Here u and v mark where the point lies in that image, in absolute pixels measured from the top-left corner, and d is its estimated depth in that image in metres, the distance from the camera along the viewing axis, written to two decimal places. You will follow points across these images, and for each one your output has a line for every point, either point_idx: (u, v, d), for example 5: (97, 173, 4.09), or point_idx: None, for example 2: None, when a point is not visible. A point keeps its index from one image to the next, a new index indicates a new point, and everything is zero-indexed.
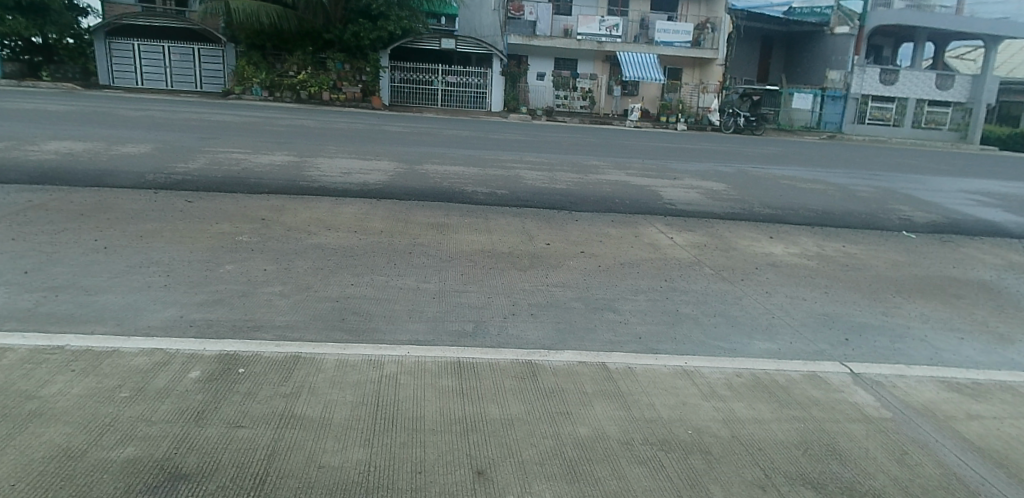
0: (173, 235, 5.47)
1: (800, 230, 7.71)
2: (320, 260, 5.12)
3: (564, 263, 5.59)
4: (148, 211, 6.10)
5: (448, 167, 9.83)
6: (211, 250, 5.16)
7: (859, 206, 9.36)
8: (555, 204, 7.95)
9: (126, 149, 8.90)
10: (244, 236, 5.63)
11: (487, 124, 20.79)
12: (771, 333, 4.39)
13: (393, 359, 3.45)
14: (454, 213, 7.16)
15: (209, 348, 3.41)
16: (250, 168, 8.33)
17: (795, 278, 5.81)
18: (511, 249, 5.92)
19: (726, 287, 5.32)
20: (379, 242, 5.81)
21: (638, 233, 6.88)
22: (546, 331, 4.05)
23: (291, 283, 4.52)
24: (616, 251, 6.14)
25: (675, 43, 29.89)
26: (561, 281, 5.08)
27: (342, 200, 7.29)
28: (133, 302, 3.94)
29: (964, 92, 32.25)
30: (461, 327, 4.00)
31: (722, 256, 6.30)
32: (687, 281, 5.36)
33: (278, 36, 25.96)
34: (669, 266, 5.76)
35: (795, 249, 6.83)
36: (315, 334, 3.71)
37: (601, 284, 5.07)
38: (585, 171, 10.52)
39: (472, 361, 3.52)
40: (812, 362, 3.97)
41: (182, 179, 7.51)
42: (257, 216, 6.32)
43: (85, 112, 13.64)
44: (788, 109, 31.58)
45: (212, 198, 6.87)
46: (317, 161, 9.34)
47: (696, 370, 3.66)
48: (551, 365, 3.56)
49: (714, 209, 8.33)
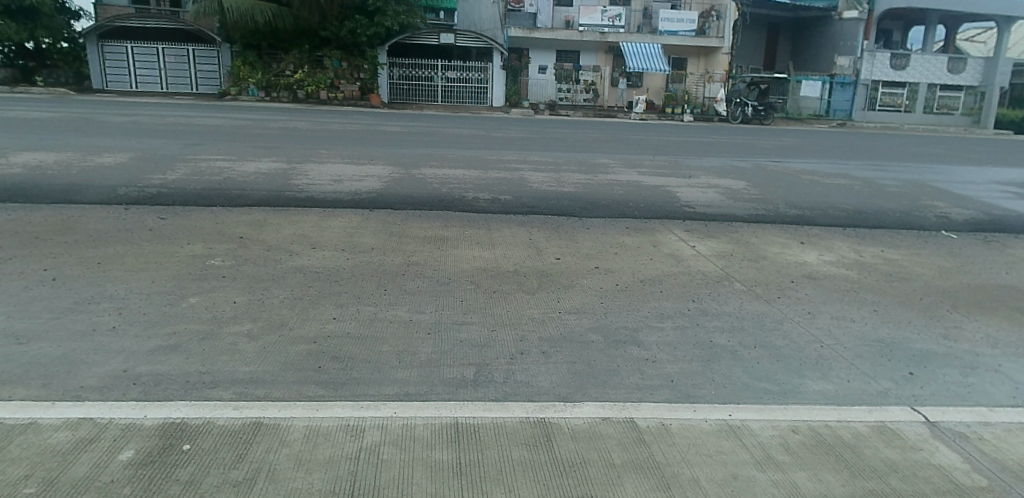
0: (136, 261, 4.85)
1: (831, 233, 7.06)
2: (300, 287, 4.49)
3: (576, 282, 4.94)
4: (113, 232, 5.48)
5: (447, 170, 9.19)
6: (176, 278, 4.53)
7: (890, 203, 8.68)
8: (563, 210, 7.32)
9: (101, 159, 8.31)
10: (217, 259, 5.01)
11: (489, 120, 20.18)
12: (824, 369, 3.74)
13: (376, 424, 2.83)
14: (453, 223, 6.55)
15: (151, 415, 2.79)
16: (233, 178, 7.71)
17: (835, 293, 5.15)
18: (518, 266, 5.27)
19: (762, 307, 4.66)
20: (369, 262, 5.18)
21: (656, 241, 6.25)
22: (560, 376, 3.40)
23: (262, 319, 3.88)
24: (634, 265, 5.47)
25: (679, 32, 29.19)
26: (575, 306, 4.43)
27: (330, 211, 6.66)
28: (71, 352, 3.33)
29: (976, 75, 31.40)
30: (460, 373, 3.36)
31: (751, 268, 5.64)
32: (718, 301, 4.70)
33: (273, 35, 25.26)
34: (695, 282, 5.10)
35: (830, 256, 6.18)
36: (282, 391, 3.07)
37: (620, 309, 4.42)
38: (593, 170, 9.87)
39: (473, 421, 2.91)
40: (879, 409, 3.31)
41: (157, 192, 6.91)
42: (234, 234, 5.70)
43: (68, 118, 13.06)
44: (797, 97, 30.69)
45: (188, 213, 6.25)
46: (307, 167, 8.73)
47: (743, 425, 3.03)
48: (570, 424, 2.93)
49: (736, 211, 7.67)
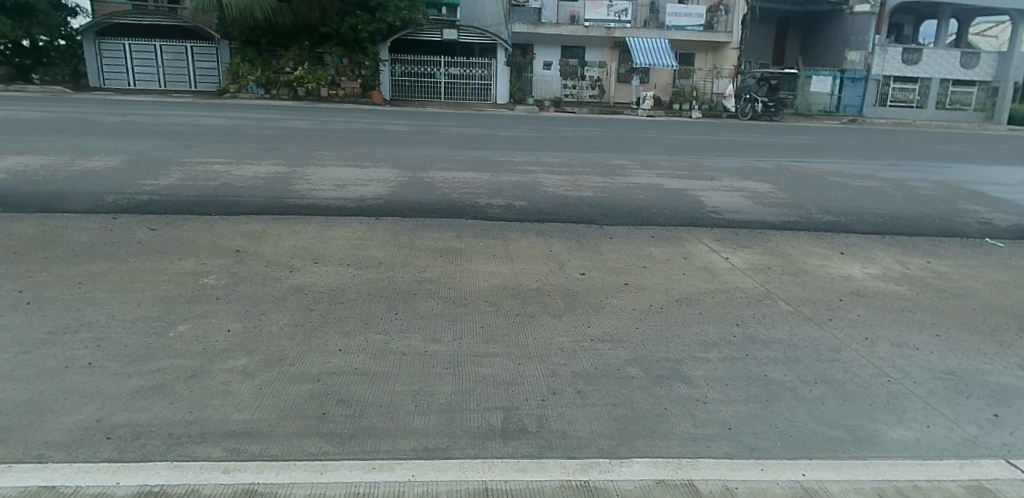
0: (121, 280, 4.40)
1: (869, 242, 6.61)
2: (301, 311, 4.04)
3: (605, 303, 4.48)
4: (97, 246, 5.05)
5: (457, 173, 8.73)
6: (165, 301, 4.08)
7: (926, 207, 8.20)
8: (582, 217, 6.86)
9: (92, 162, 7.90)
10: (212, 277, 4.58)
11: (495, 118, 19.64)
12: (900, 412, 3.26)
13: (389, 493, 2.35)
14: (466, 232, 6.12)
15: (124, 482, 2.32)
16: (230, 182, 7.29)
17: (889, 312, 4.69)
18: (540, 284, 4.81)
19: (815, 333, 4.20)
20: (377, 280, 4.72)
21: (687, 253, 5.80)
22: (599, 423, 2.93)
23: (260, 353, 3.43)
24: (665, 281, 5.02)
25: (687, 26, 28.56)
26: (606, 333, 3.97)
27: (335, 220, 6.23)
28: (37, 397, 2.87)
29: (989, 70, 30.53)
30: (486, 421, 2.90)
31: (794, 284, 5.19)
32: (764, 326, 4.24)
33: (273, 31, 24.81)
34: (735, 302, 4.65)
35: (874, 269, 5.73)
36: (280, 447, 2.60)
37: (659, 336, 3.96)
38: (609, 172, 9.40)
39: (504, 486, 2.44)
40: (973, 464, 2.81)
41: (149, 199, 6.48)
42: (230, 247, 5.25)
43: (61, 118, 12.64)
44: (806, 93, 30.11)
45: (181, 224, 5.82)
46: (309, 170, 8.28)
47: (821, 488, 2.56)
48: (618, 489, 2.45)
49: (766, 218, 7.21)
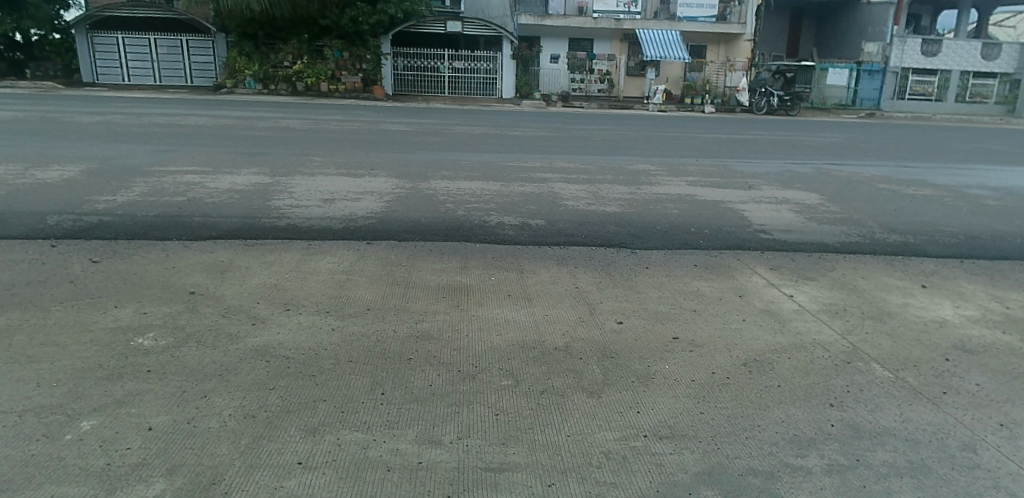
0: (28, 341, 3.41)
1: (950, 269, 5.56)
2: (254, 392, 3.02)
3: (655, 371, 3.47)
4: (15, 289, 4.06)
5: (463, 182, 7.73)
6: (75, 376, 3.08)
7: (1001, 223, 7.10)
8: (610, 239, 5.85)
9: (47, 173, 6.91)
10: (149, 334, 3.57)
11: (502, 115, 18.57)
12: None
13: None
14: (475, 262, 5.10)
15: None
16: (199, 197, 6.29)
17: (1015, 380, 3.63)
18: (568, 340, 3.79)
19: (935, 419, 3.16)
20: (362, 336, 3.71)
21: (742, 289, 4.77)
22: None
23: (185, 471, 2.44)
24: (724, 334, 3.99)
25: (700, 18, 27.52)
26: (664, 424, 2.94)
27: (317, 246, 5.23)
28: None
29: (1011, 61, 28.66)
30: None
31: (883, 335, 4.15)
32: (866, 408, 3.22)
33: (271, 24, 23.83)
34: (819, 366, 3.62)
35: (970, 310, 4.68)
36: None
37: (735, 429, 2.93)
38: (633, 180, 8.38)
39: None
40: None
41: (100, 220, 5.49)
42: (182, 287, 4.25)
43: (33, 119, 11.62)
44: (822, 86, 29.12)
45: (131, 253, 4.83)
46: (294, 180, 7.29)
47: None
48: None
49: (824, 239, 6.18)
